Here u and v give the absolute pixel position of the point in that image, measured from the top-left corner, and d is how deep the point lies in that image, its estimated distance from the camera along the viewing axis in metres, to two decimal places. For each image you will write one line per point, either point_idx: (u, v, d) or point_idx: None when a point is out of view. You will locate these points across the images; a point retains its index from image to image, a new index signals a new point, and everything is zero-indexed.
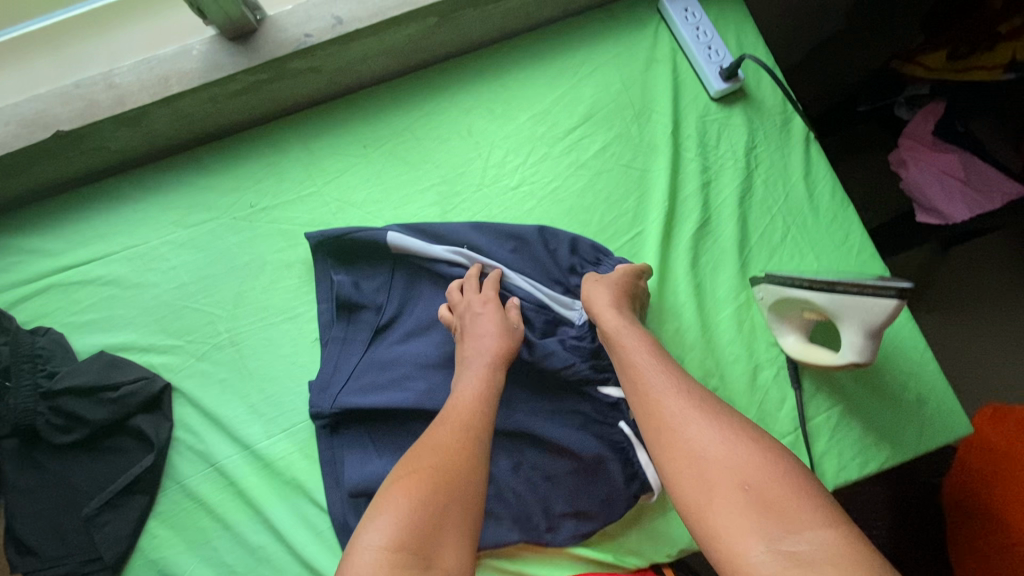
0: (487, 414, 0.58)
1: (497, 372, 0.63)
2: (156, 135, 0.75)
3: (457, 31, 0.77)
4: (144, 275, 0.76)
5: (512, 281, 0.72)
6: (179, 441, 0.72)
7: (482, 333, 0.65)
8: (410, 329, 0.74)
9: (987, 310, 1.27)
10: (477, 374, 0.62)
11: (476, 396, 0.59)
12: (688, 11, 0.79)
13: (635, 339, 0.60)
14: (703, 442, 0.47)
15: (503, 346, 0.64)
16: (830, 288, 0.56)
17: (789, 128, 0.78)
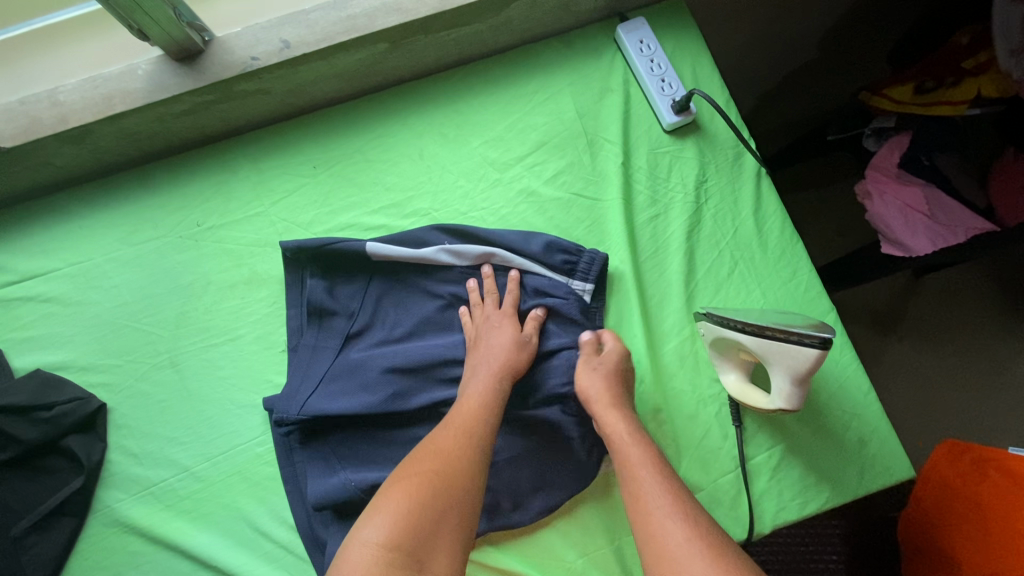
0: (491, 423, 0.61)
1: (507, 386, 0.65)
2: (104, 152, 0.75)
3: (410, 56, 0.77)
4: (86, 293, 0.75)
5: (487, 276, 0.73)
6: (112, 463, 0.70)
7: (501, 347, 0.67)
8: (383, 334, 0.73)
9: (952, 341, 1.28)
10: (483, 380, 0.64)
11: (485, 403, 0.62)
12: (643, 42, 0.79)
13: (640, 455, 0.59)
14: (682, 547, 0.50)
15: (518, 359, 0.67)
16: (759, 333, 0.55)
17: (741, 162, 0.78)
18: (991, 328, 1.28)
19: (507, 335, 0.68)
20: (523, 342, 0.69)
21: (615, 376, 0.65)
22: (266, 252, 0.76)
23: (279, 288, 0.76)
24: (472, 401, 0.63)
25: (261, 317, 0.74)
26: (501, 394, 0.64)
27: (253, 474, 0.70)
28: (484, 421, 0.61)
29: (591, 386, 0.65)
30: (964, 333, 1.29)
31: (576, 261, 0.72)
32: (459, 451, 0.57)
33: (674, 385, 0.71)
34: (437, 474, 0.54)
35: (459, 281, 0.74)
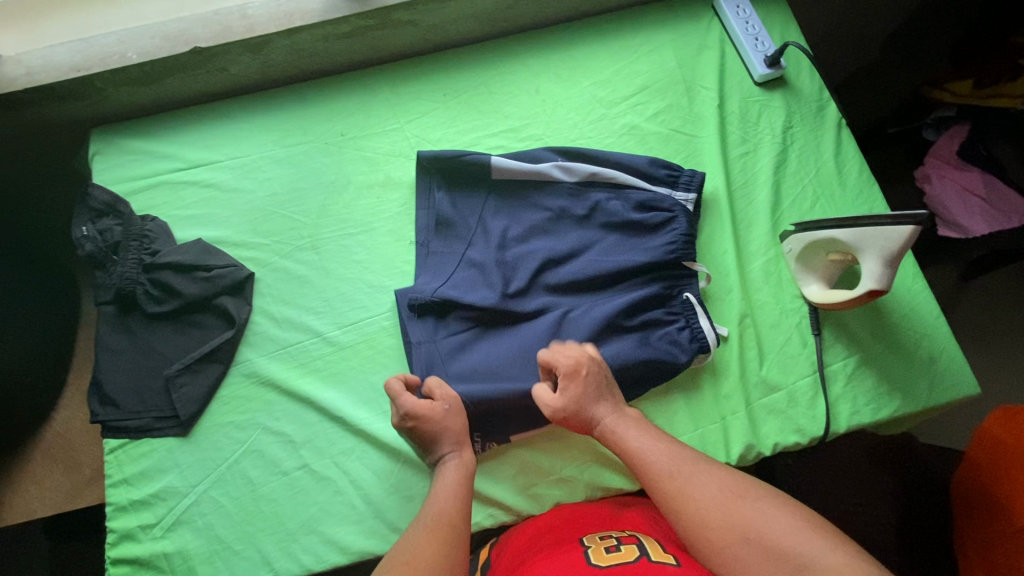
0: (464, 503, 0.64)
1: (462, 459, 0.68)
2: (271, 66, 0.88)
3: (536, 5, 0.89)
4: (243, 182, 0.86)
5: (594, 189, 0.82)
6: (255, 325, 0.80)
7: (438, 428, 0.68)
8: (499, 236, 0.81)
9: (1001, 334, 1.33)
10: (446, 472, 0.67)
11: (453, 490, 0.65)
12: (739, 7, 0.90)
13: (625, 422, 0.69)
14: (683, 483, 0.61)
15: (461, 427, 0.70)
16: (858, 221, 0.62)
17: (823, 113, 0.87)
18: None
19: (592, 381, 0.70)
20: (599, 380, 0.70)
21: (603, 393, 0.70)
22: (398, 161, 0.87)
23: (407, 192, 0.86)
24: (440, 491, 0.65)
25: (391, 214, 0.85)
26: (466, 474, 0.67)
27: (376, 342, 0.78)
28: (458, 497, 0.64)
29: (583, 403, 0.69)
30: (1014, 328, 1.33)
31: (676, 176, 0.82)
32: (441, 531, 0.59)
33: (759, 297, 0.79)
34: (435, 549, 0.56)
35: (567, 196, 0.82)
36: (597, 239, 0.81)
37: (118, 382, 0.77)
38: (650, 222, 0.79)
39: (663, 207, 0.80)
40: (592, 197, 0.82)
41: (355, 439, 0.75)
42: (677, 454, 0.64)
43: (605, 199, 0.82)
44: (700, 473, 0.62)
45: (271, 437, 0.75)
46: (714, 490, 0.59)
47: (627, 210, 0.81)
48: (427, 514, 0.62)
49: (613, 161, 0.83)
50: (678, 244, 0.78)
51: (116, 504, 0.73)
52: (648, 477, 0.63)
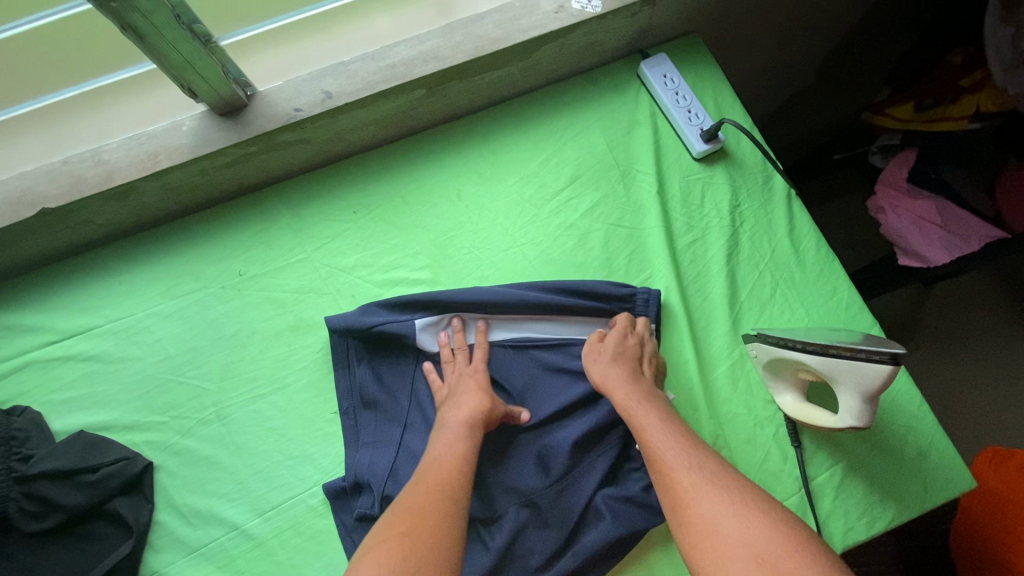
0: (467, 471, 0.59)
1: (477, 430, 0.63)
2: (146, 208, 0.75)
3: (444, 100, 0.79)
4: (129, 349, 0.74)
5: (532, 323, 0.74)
6: (160, 525, 0.68)
7: (466, 397, 0.66)
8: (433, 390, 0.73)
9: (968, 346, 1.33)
10: (456, 434, 0.62)
11: (458, 453, 0.60)
12: (667, 76, 0.82)
13: (651, 411, 0.62)
14: (694, 484, 0.51)
15: (483, 403, 0.66)
16: (849, 365, 0.54)
17: (770, 184, 0.80)
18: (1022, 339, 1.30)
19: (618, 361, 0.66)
20: (633, 362, 0.67)
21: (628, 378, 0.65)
22: (309, 298, 0.76)
23: (325, 335, 0.75)
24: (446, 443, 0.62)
25: (309, 364, 0.74)
26: (468, 439, 0.62)
27: (305, 525, 0.68)
28: (460, 465, 0.59)
29: (602, 371, 0.66)
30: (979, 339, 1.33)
31: (630, 305, 0.74)
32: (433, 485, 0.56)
33: (729, 409, 0.71)
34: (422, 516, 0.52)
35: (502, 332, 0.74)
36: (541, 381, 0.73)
37: None
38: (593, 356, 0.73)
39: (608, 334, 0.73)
40: (530, 332, 0.74)
41: None
42: (700, 466, 0.54)
43: (544, 334, 0.74)
44: (720, 487, 0.51)
45: None
46: (736, 513, 0.48)
47: (572, 341, 0.74)
48: (433, 461, 0.59)
49: (554, 289, 0.74)
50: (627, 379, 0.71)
51: None
52: (661, 481, 0.54)
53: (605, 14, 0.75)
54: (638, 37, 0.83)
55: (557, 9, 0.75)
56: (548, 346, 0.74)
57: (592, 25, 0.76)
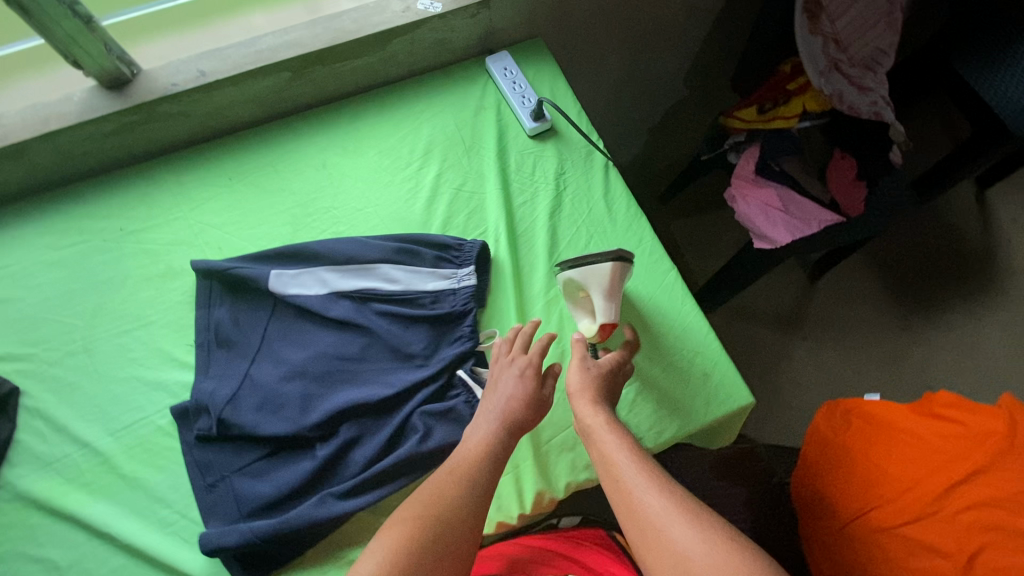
0: (485, 468, 0.64)
1: (506, 432, 0.67)
2: (38, 170, 0.86)
3: (312, 84, 0.93)
4: (11, 291, 0.82)
5: (375, 272, 0.83)
6: (19, 442, 0.75)
7: (528, 402, 0.68)
8: (281, 327, 0.81)
9: (851, 330, 1.57)
10: (486, 430, 0.67)
11: (481, 451, 0.65)
12: (507, 69, 0.97)
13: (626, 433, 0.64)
14: (663, 517, 0.56)
15: (524, 404, 0.68)
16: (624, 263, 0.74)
17: (592, 155, 0.93)
18: (855, 313, 1.59)
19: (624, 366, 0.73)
20: (603, 375, 0.71)
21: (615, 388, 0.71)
22: (181, 249, 0.86)
23: (191, 280, 0.84)
24: (470, 450, 0.65)
25: (173, 305, 0.83)
26: (500, 442, 0.66)
27: (150, 443, 0.75)
28: (484, 467, 0.64)
29: (603, 374, 0.71)
30: (861, 322, 1.58)
31: (459, 254, 0.84)
32: (452, 492, 0.61)
33: (543, 340, 0.81)
34: (439, 516, 0.60)
35: (347, 280, 0.83)
36: (378, 322, 0.81)
37: None
38: (427, 300, 0.82)
39: (443, 281, 0.83)
40: (372, 281, 0.83)
41: (128, 553, 0.70)
42: (666, 491, 0.58)
43: (385, 281, 0.83)
44: (693, 515, 0.56)
45: (32, 567, 0.69)
46: (705, 539, 0.53)
47: (409, 288, 0.83)
48: (461, 469, 0.63)
49: (396, 244, 0.85)
50: (455, 319, 0.81)
51: None
52: (626, 500, 0.59)
53: (444, 13, 0.90)
54: (485, 37, 0.99)
55: (405, 9, 0.90)
56: (387, 293, 0.83)
57: (435, 23, 0.91)
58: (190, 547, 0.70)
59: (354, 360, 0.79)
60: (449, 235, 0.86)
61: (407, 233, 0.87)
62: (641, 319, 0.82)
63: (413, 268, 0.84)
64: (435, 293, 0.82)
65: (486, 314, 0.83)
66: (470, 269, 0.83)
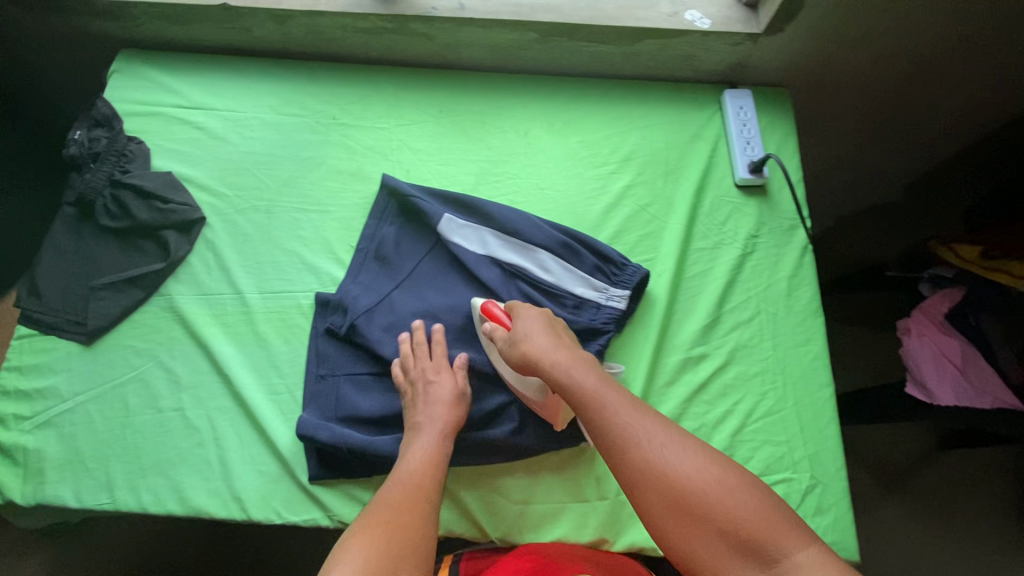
0: (436, 478, 0.67)
1: (445, 438, 0.70)
2: (291, 39, 0.93)
3: (550, 53, 0.92)
4: (229, 133, 0.91)
5: (533, 254, 0.83)
6: (187, 264, 0.83)
7: (440, 402, 0.72)
8: (432, 269, 0.85)
9: (964, 521, 1.34)
10: (429, 441, 0.70)
11: (430, 460, 0.68)
12: (742, 108, 0.91)
13: (591, 372, 0.64)
14: (663, 457, 0.56)
15: (454, 413, 0.72)
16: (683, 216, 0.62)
17: (793, 232, 0.86)
18: (977, 505, 1.35)
19: (543, 321, 0.71)
20: (549, 325, 0.72)
21: (562, 337, 0.70)
22: (375, 157, 0.90)
23: (373, 189, 0.89)
24: (423, 455, 0.68)
25: (350, 204, 0.88)
26: (442, 450, 0.69)
27: (286, 316, 0.81)
28: (433, 473, 0.67)
29: (538, 336, 0.69)
30: (982, 519, 1.33)
31: (619, 272, 0.81)
32: (415, 499, 0.63)
33: (666, 393, 0.78)
34: (404, 520, 0.60)
35: (505, 252, 0.84)
36: (516, 302, 0.81)
37: (51, 279, 0.81)
38: (569, 302, 0.81)
39: (592, 291, 0.81)
40: (527, 261, 0.84)
41: (234, 400, 0.77)
42: (647, 420, 0.60)
43: (539, 267, 0.83)
44: (682, 440, 0.58)
45: (161, 373, 0.78)
46: (698, 466, 0.56)
47: (557, 283, 0.82)
48: (416, 473, 0.66)
49: (563, 236, 0.84)
50: (587, 332, 0.79)
51: (2, 388, 0.77)
52: (617, 448, 0.58)
53: (709, 31, 0.85)
54: (733, 69, 0.93)
55: (671, 13, 0.86)
56: (535, 279, 0.83)
57: (695, 38, 0.86)
58: (281, 421, 0.76)
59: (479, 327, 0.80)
60: (617, 250, 0.84)
61: (577, 229, 0.86)
62: (769, 426, 0.77)
63: (570, 266, 0.82)
64: (580, 299, 0.81)
65: (620, 340, 0.80)
66: (626, 293, 0.80)
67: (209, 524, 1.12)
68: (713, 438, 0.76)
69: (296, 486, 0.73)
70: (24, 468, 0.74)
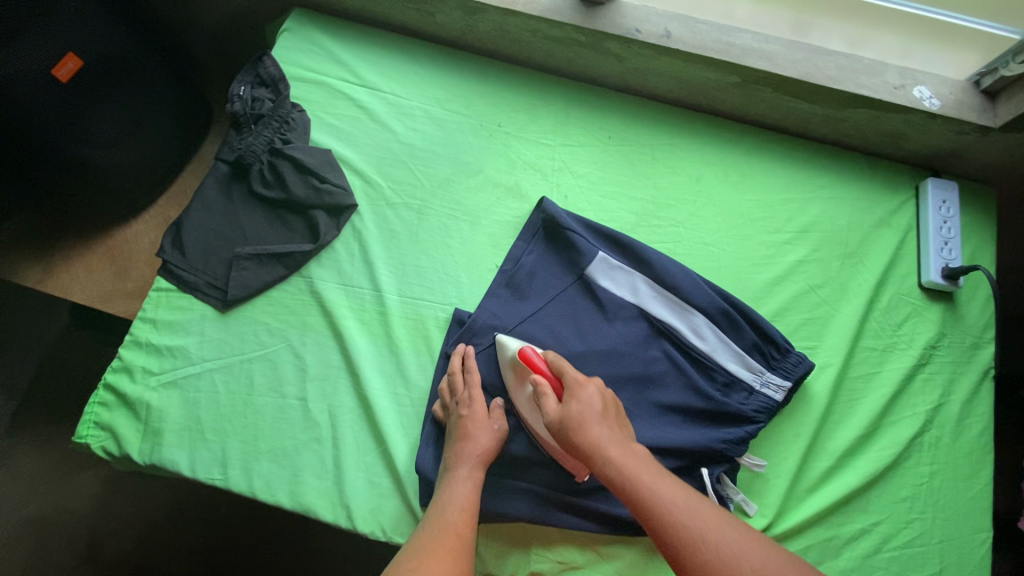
0: (470, 517, 0.63)
1: (475, 472, 0.67)
2: (472, 31, 0.88)
3: (744, 99, 0.84)
4: (391, 120, 0.87)
5: (687, 315, 0.77)
6: (332, 249, 0.80)
7: (471, 434, 0.68)
8: (573, 305, 0.78)
9: None
10: (459, 477, 0.66)
11: (465, 499, 0.65)
12: (945, 202, 0.82)
13: (631, 450, 0.61)
14: (707, 535, 0.55)
15: (487, 445, 0.69)
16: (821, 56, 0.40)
17: (973, 352, 0.79)
18: None
19: (601, 403, 0.64)
20: (607, 403, 0.65)
21: (617, 425, 0.64)
22: (535, 175, 0.85)
23: (528, 209, 0.84)
24: (456, 491, 0.65)
25: (503, 221, 0.83)
26: (473, 485, 0.66)
27: (422, 326, 0.78)
28: (465, 512, 0.63)
29: (595, 423, 0.62)
30: None
31: (780, 357, 0.75)
32: (446, 542, 0.60)
33: (808, 500, 0.72)
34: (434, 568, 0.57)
35: (657, 305, 0.78)
36: (661, 364, 0.75)
37: (196, 236, 0.80)
38: (718, 379, 0.75)
39: (746, 373, 0.75)
40: (679, 321, 0.77)
41: (358, 402, 0.74)
42: (707, 514, 0.57)
43: (690, 332, 0.77)
44: (722, 520, 0.57)
45: (290, 357, 0.76)
46: (734, 538, 0.55)
47: (708, 355, 0.76)
48: (451, 513, 0.63)
49: (725, 303, 0.77)
50: (735, 415, 0.73)
51: (135, 339, 0.76)
52: (659, 523, 0.56)
53: (936, 115, 0.76)
54: (942, 155, 0.84)
55: (898, 86, 0.77)
56: (684, 343, 0.76)
57: (917, 117, 0.78)
58: (402, 434, 0.73)
59: (618, 383, 0.74)
60: (779, 331, 0.77)
61: (738, 297, 0.78)
62: (906, 559, 0.71)
63: (725, 339, 0.76)
64: (731, 377, 0.75)
65: (768, 431, 0.74)
66: (785, 384, 0.73)
67: (247, 506, 1.11)
68: (842, 555, 0.70)
69: (406, 508, 0.71)
70: (144, 424, 0.73)
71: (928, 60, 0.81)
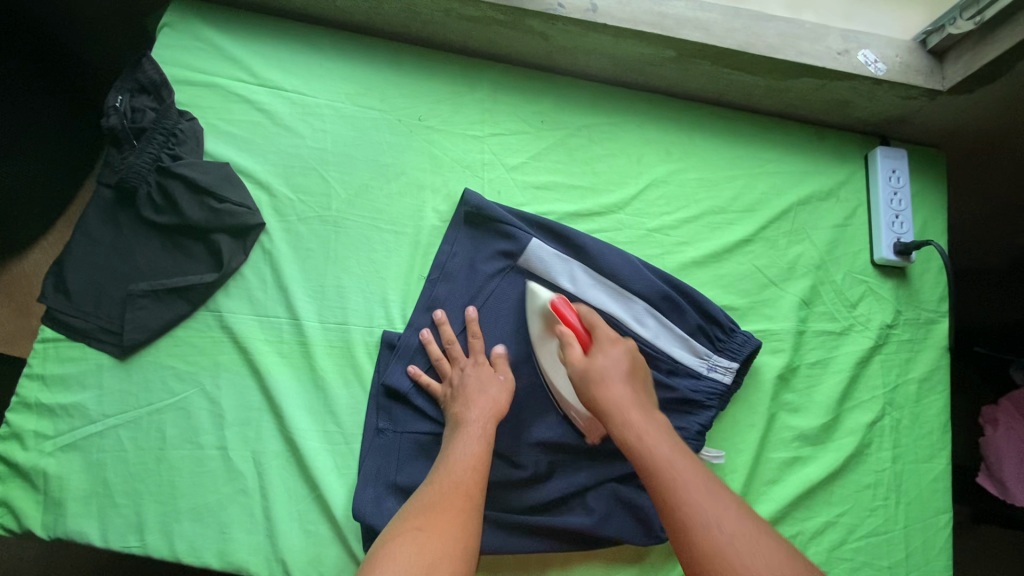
0: (482, 474, 0.58)
1: (487, 428, 0.63)
2: (378, 14, 0.78)
3: (682, 73, 0.78)
4: (296, 122, 0.77)
5: (628, 299, 0.71)
6: (242, 277, 0.72)
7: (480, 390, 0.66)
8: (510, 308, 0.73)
9: None
10: (473, 434, 0.62)
11: (477, 456, 0.60)
12: (895, 172, 0.79)
13: (646, 415, 0.56)
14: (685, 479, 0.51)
15: (499, 400, 0.66)
16: None
17: (929, 328, 0.77)
18: None
19: (627, 360, 0.60)
20: (636, 366, 0.61)
21: (642, 388, 0.59)
22: (464, 172, 0.78)
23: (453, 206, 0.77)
24: (467, 447, 0.60)
25: (432, 227, 0.76)
26: (486, 439, 0.62)
27: (350, 353, 0.71)
28: (477, 469, 0.58)
29: (616, 378, 0.58)
30: None
31: (725, 338, 0.71)
32: (456, 497, 0.55)
33: (772, 497, 0.69)
34: (447, 518, 0.53)
35: (596, 291, 0.72)
36: None
37: (81, 274, 0.71)
38: (665, 366, 0.70)
39: (694, 359, 0.71)
40: (620, 305, 0.71)
41: (286, 446, 0.68)
42: (699, 476, 0.51)
43: (632, 318, 0.71)
44: (721, 488, 0.51)
45: (205, 403, 0.68)
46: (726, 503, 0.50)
47: (653, 340, 0.71)
48: (459, 471, 0.58)
49: (666, 287, 0.72)
50: (687, 407, 0.69)
51: (22, 400, 0.67)
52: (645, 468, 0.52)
53: (883, 80, 0.71)
54: (890, 121, 0.80)
55: (842, 51, 0.71)
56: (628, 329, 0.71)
57: (863, 84, 0.73)
58: (337, 475, 0.67)
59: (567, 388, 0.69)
60: (723, 311, 0.73)
61: (680, 279, 0.74)
62: (870, 547, 0.70)
63: (669, 324, 0.71)
64: (676, 363, 0.70)
65: (726, 430, 0.71)
66: (731, 369, 0.70)
67: None
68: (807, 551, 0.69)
69: (348, 555, 0.65)
70: (44, 495, 0.65)
71: (872, 20, 0.75)
